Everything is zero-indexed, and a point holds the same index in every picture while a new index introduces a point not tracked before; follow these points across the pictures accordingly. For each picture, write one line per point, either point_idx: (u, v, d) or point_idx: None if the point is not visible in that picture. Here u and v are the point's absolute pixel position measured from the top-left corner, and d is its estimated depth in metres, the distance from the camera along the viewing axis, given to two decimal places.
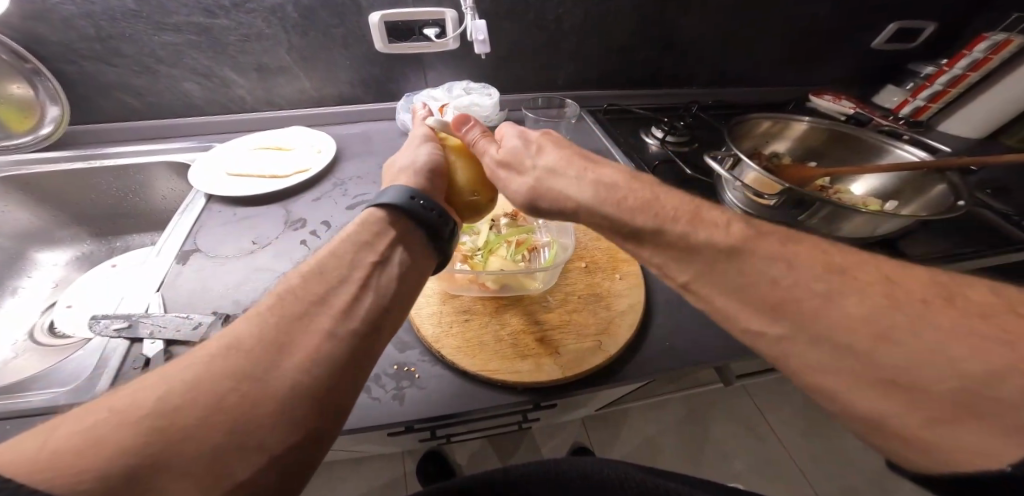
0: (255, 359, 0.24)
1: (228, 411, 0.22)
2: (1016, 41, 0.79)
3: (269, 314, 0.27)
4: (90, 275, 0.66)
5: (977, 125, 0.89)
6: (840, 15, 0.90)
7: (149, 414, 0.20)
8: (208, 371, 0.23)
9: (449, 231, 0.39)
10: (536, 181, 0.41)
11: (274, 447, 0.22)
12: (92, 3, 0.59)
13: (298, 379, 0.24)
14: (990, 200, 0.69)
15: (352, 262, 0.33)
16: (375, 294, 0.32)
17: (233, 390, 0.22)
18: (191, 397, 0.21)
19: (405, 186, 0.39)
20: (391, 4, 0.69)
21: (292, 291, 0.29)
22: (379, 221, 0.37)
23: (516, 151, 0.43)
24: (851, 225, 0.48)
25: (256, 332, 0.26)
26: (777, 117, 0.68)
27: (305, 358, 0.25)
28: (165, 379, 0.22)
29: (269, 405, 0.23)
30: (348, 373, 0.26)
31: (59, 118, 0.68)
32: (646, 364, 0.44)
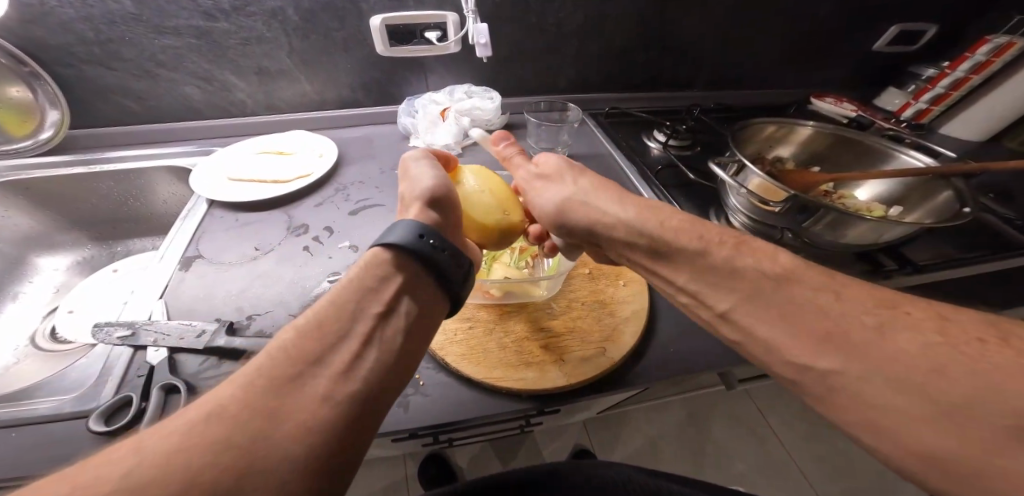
0: (243, 429, 0.23)
1: (209, 490, 0.21)
2: (1019, 44, 0.80)
3: (264, 375, 0.26)
4: (91, 280, 0.66)
5: (978, 127, 0.89)
6: (841, 17, 0.90)
7: (124, 491, 0.20)
8: (192, 441, 0.22)
9: (460, 272, 0.38)
10: (569, 198, 0.44)
11: None
12: (91, 7, 0.59)
13: (287, 453, 0.23)
14: (993, 204, 0.69)
15: (353, 315, 0.32)
16: (377, 351, 0.31)
17: (216, 463, 0.22)
18: (171, 471, 0.21)
19: (414, 223, 0.38)
20: (391, 7, 0.69)
21: (288, 348, 0.29)
22: (383, 265, 0.36)
23: (552, 171, 0.46)
24: (855, 232, 0.48)
25: (246, 397, 0.25)
26: (781, 122, 0.68)
27: (297, 425, 0.24)
28: (147, 449, 0.22)
29: (253, 483, 0.22)
30: (341, 443, 0.25)
31: (59, 122, 0.68)
32: (650, 371, 0.44)
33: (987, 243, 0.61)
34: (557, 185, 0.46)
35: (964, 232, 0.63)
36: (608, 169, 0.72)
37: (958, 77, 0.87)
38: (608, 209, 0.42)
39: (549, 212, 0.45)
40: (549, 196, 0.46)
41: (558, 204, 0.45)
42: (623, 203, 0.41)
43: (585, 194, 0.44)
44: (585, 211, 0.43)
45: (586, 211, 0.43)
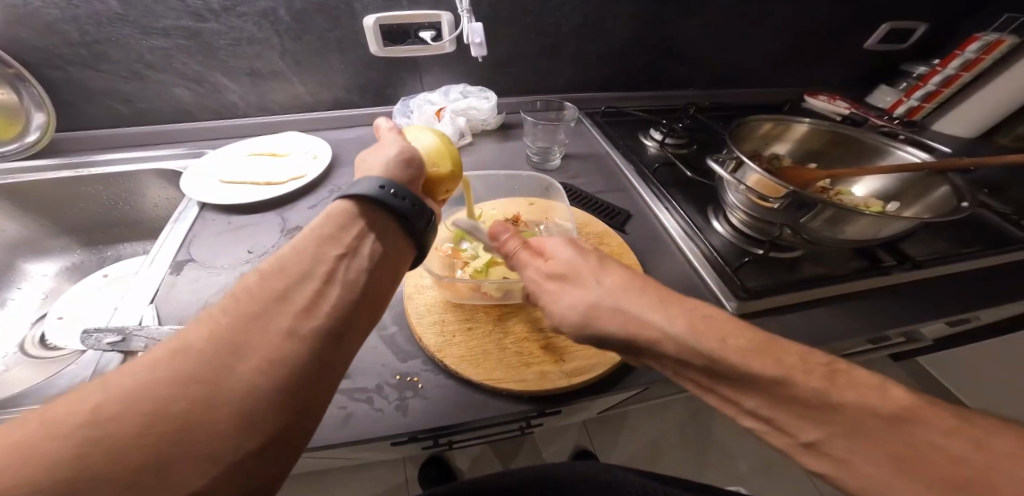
0: (204, 363, 0.23)
1: (173, 419, 0.20)
2: (1008, 41, 0.81)
3: (222, 315, 0.26)
4: (81, 287, 0.64)
5: (970, 125, 0.91)
6: (834, 16, 0.91)
7: (86, 426, 0.19)
8: (153, 376, 0.22)
9: (422, 222, 0.38)
10: (597, 301, 0.35)
11: (229, 455, 0.21)
12: (76, 7, 0.58)
13: (252, 384, 0.23)
14: (990, 200, 0.69)
15: (316, 257, 0.31)
16: (341, 290, 0.30)
17: (178, 394, 0.21)
18: (131, 403, 0.20)
19: (378, 177, 0.37)
20: (385, 7, 0.68)
21: (251, 290, 0.28)
22: (344, 214, 0.34)
23: (574, 262, 0.38)
24: (856, 228, 0.48)
25: (208, 334, 0.24)
26: (777, 120, 0.68)
27: (259, 360, 0.24)
28: (108, 386, 0.21)
29: (221, 411, 0.21)
30: (309, 372, 0.25)
31: (46, 124, 0.67)
32: (651, 372, 0.44)
33: (985, 239, 0.61)
34: (580, 287, 0.36)
35: (961, 229, 0.63)
36: (604, 168, 0.72)
37: (949, 75, 0.88)
38: (649, 321, 0.32)
39: (569, 319, 0.36)
40: (568, 303, 0.36)
41: (580, 315, 0.35)
42: (669, 310, 0.33)
43: (613, 298, 0.34)
44: (620, 321, 0.33)
45: (626, 324, 0.33)
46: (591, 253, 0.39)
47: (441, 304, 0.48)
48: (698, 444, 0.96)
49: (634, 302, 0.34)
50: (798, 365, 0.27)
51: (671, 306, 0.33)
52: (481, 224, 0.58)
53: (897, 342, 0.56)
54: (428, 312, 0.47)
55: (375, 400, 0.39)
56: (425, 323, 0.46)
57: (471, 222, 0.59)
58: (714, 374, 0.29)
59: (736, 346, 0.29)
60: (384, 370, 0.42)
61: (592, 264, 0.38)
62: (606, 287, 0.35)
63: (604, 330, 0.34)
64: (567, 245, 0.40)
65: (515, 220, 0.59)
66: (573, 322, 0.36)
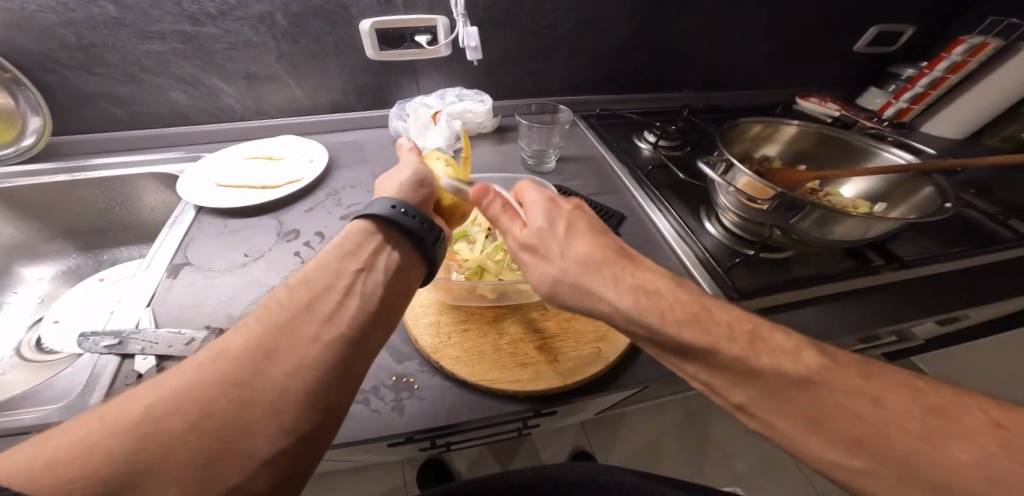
0: (244, 367, 0.24)
1: (217, 417, 0.22)
2: (993, 44, 0.82)
3: (256, 323, 0.27)
4: (77, 290, 0.64)
5: (958, 126, 0.92)
6: (825, 19, 0.92)
7: (140, 423, 0.21)
8: (198, 379, 0.23)
9: (432, 239, 0.38)
10: (562, 273, 0.37)
11: (265, 453, 0.22)
12: (73, 11, 0.58)
13: (287, 386, 0.25)
14: (978, 201, 0.71)
15: (338, 269, 0.33)
16: (363, 300, 0.32)
17: (223, 395, 0.23)
18: (179, 403, 0.22)
19: (389, 198, 0.38)
20: (380, 11, 0.68)
21: (281, 300, 0.30)
22: (362, 232, 0.36)
23: (542, 232, 0.39)
24: (843, 229, 0.49)
25: (245, 340, 0.26)
26: (766, 122, 0.69)
27: (293, 364, 0.26)
28: (158, 388, 0.23)
29: (260, 410, 0.23)
30: (337, 376, 0.27)
31: (42, 128, 0.67)
32: (645, 371, 0.44)
33: (973, 238, 0.62)
34: (546, 261, 0.38)
35: (948, 228, 0.64)
36: (598, 171, 0.73)
37: (936, 77, 0.90)
38: (603, 294, 0.35)
39: (542, 289, 0.38)
40: (540, 274, 0.38)
41: (547, 286, 0.38)
42: (621, 282, 0.35)
43: (578, 273, 0.36)
44: (579, 295, 0.36)
45: (588, 299, 0.36)
46: (558, 224, 0.39)
47: (436, 305, 0.49)
48: (697, 444, 0.97)
49: (598, 274, 0.36)
50: (736, 339, 0.30)
51: (626, 277, 0.35)
52: (477, 227, 0.58)
53: (892, 341, 0.57)
54: (424, 313, 0.47)
55: (372, 401, 0.40)
56: (420, 324, 0.46)
57: (467, 224, 0.59)
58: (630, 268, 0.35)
59: (678, 318, 0.32)
60: (381, 371, 0.42)
61: (560, 233, 0.39)
62: (571, 261, 0.37)
63: (567, 302, 0.38)
64: (539, 213, 0.40)
65: None
66: (542, 293, 0.38)
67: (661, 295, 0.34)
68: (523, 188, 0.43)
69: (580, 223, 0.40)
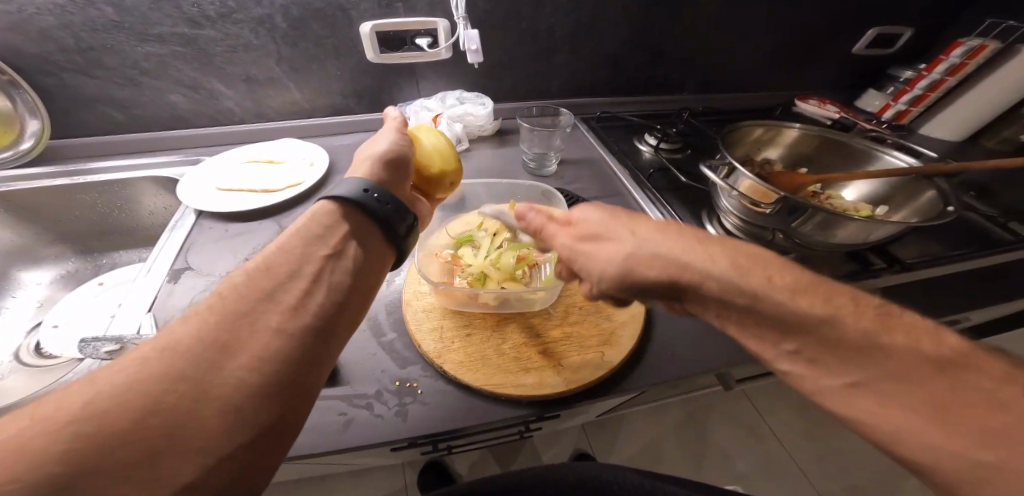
0: (195, 360, 0.23)
1: (166, 414, 0.21)
2: (992, 46, 0.83)
3: (209, 314, 0.26)
4: (76, 295, 0.64)
5: (956, 128, 0.93)
6: (823, 22, 0.92)
7: (77, 420, 0.19)
8: (144, 373, 0.22)
9: (404, 227, 0.37)
10: (634, 247, 0.34)
11: (222, 446, 0.21)
12: (71, 14, 0.58)
13: (244, 379, 0.23)
14: (977, 203, 0.71)
15: (303, 257, 0.32)
16: (328, 290, 0.31)
17: (171, 390, 0.21)
18: (122, 399, 0.20)
19: (361, 179, 0.37)
20: (381, 14, 0.68)
21: (237, 289, 0.28)
22: (329, 215, 0.35)
23: (602, 221, 0.38)
24: (845, 231, 0.49)
25: (197, 333, 0.24)
26: (768, 124, 0.69)
27: (250, 358, 0.24)
28: (96, 383, 0.21)
29: (215, 405, 0.22)
30: (299, 370, 0.26)
31: (40, 131, 0.67)
32: (648, 375, 0.44)
33: (972, 241, 0.63)
34: (610, 243, 0.36)
35: (953, 232, 0.64)
36: (599, 174, 0.73)
37: (935, 79, 0.91)
38: (696, 269, 0.31)
39: (609, 272, 0.35)
40: (606, 257, 0.35)
41: (620, 267, 0.34)
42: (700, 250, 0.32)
43: (652, 245, 0.34)
44: (659, 266, 0.33)
45: (660, 271, 0.33)
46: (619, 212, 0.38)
47: (438, 310, 0.49)
48: (698, 446, 0.97)
49: (669, 246, 0.33)
50: (857, 311, 0.27)
51: (716, 254, 0.32)
52: (483, 231, 0.58)
53: None
54: (426, 318, 0.47)
55: (375, 406, 0.39)
56: (423, 329, 0.46)
57: (473, 229, 0.59)
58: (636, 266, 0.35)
59: (791, 286, 0.29)
60: (384, 376, 0.42)
61: (622, 219, 0.37)
62: (641, 237, 0.35)
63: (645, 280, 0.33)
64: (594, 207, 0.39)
65: None
66: (611, 275, 0.35)
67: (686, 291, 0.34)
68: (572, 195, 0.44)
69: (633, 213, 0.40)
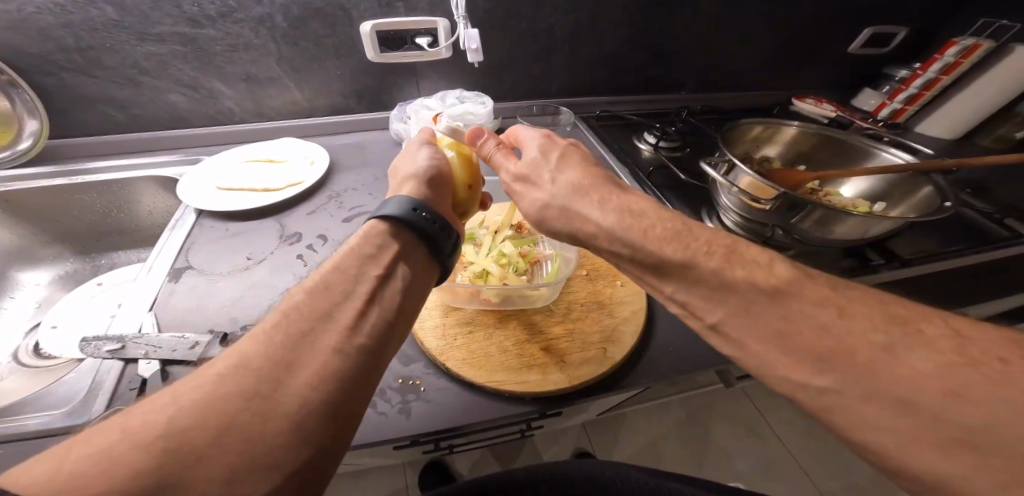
0: (263, 379, 0.24)
1: (239, 431, 0.21)
2: (985, 45, 0.84)
3: (275, 332, 0.26)
4: (74, 295, 0.64)
5: (951, 127, 0.94)
6: (820, 22, 0.93)
7: (162, 436, 0.20)
8: (220, 392, 0.22)
9: (449, 244, 0.38)
10: (552, 198, 0.41)
11: (288, 465, 0.22)
12: (71, 13, 0.57)
13: (308, 398, 0.24)
14: (973, 200, 0.72)
15: (357, 276, 0.32)
16: (381, 309, 0.31)
17: (243, 409, 0.22)
18: (202, 416, 0.21)
19: (408, 198, 0.37)
20: (381, 13, 0.68)
21: (299, 307, 0.28)
22: (378, 233, 0.35)
23: (535, 164, 0.43)
24: (845, 227, 0.49)
25: (264, 352, 0.25)
26: (767, 123, 0.70)
27: (313, 376, 0.25)
28: (178, 399, 0.22)
29: (282, 423, 0.22)
30: (356, 390, 0.26)
31: (39, 131, 0.66)
32: (649, 372, 0.44)
33: (969, 237, 0.63)
34: (537, 188, 0.42)
35: (948, 226, 0.65)
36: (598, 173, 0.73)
37: (930, 78, 0.92)
38: (589, 215, 0.38)
39: (532, 214, 0.42)
40: (531, 201, 0.42)
41: (538, 212, 0.42)
42: (606, 203, 0.38)
43: (566, 199, 0.40)
44: (566, 216, 0.40)
45: (573, 220, 0.40)
46: (551, 154, 0.43)
47: (440, 308, 0.49)
48: (698, 445, 0.97)
49: (583, 199, 0.39)
50: (713, 253, 0.32)
51: (611, 200, 0.38)
52: (483, 229, 0.59)
53: None
54: (429, 316, 0.47)
55: (378, 404, 0.39)
56: (425, 326, 0.46)
57: (474, 227, 0.59)
58: (639, 257, 0.35)
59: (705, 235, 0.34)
60: (386, 373, 0.42)
61: (551, 162, 0.42)
62: (561, 186, 0.41)
63: (556, 226, 0.41)
64: (533, 148, 0.44)
65: (518, 227, 0.60)
66: (533, 219, 0.43)
67: (671, 297, 0.35)
68: (519, 127, 0.49)
69: (570, 152, 0.44)
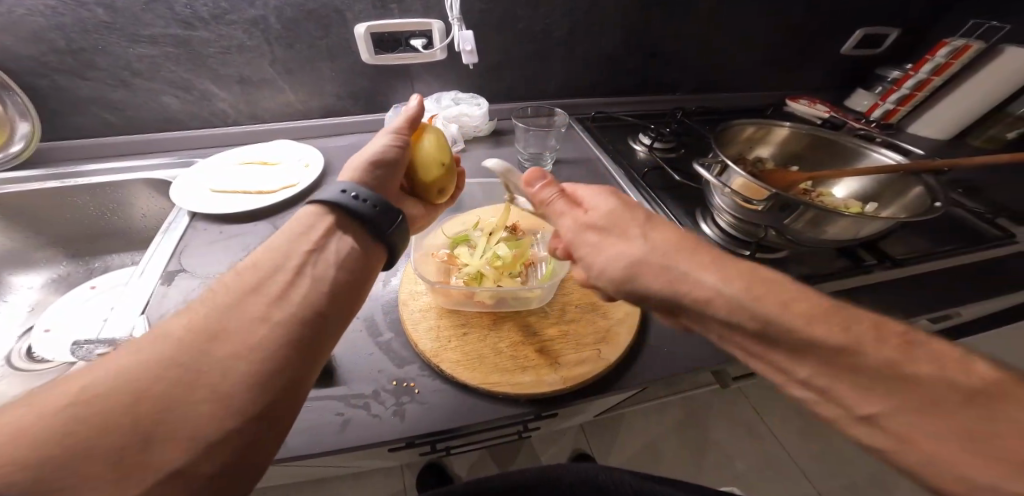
0: (183, 350, 0.25)
1: (153, 400, 0.22)
2: (976, 46, 0.85)
3: (200, 307, 0.28)
4: (67, 299, 0.63)
5: (943, 127, 0.95)
6: (813, 23, 0.94)
7: (73, 405, 0.21)
8: (138, 363, 0.24)
9: (390, 222, 0.38)
10: (647, 253, 0.35)
11: (207, 431, 0.22)
12: (61, 15, 0.57)
13: (230, 365, 0.25)
14: (964, 200, 0.73)
15: (287, 253, 0.33)
16: (313, 280, 0.32)
17: (160, 378, 0.23)
18: (117, 387, 0.22)
19: (342, 181, 0.38)
20: (375, 15, 0.68)
21: (227, 284, 0.30)
22: (314, 214, 0.37)
23: (614, 214, 0.38)
24: (837, 227, 0.50)
25: (188, 323, 0.26)
26: (759, 123, 0.70)
27: (237, 345, 0.26)
28: (94, 372, 0.23)
29: (202, 390, 0.23)
30: (287, 355, 0.27)
31: (30, 134, 0.66)
32: (644, 373, 0.45)
33: (959, 236, 0.64)
34: (623, 240, 0.36)
35: (940, 226, 0.66)
36: (594, 173, 0.73)
37: (922, 79, 0.92)
38: (702, 276, 0.32)
39: (613, 271, 0.36)
40: (613, 255, 0.36)
41: (624, 268, 0.35)
42: (714, 264, 0.33)
43: (666, 254, 0.34)
44: (665, 276, 0.34)
45: (677, 282, 0.33)
46: (631, 207, 0.39)
47: (435, 310, 0.49)
48: (696, 445, 0.97)
49: (683, 257, 0.34)
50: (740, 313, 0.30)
51: (724, 261, 0.33)
52: (478, 231, 0.59)
53: None
54: (424, 318, 0.47)
55: (373, 406, 0.39)
56: (420, 328, 0.46)
57: (468, 229, 0.59)
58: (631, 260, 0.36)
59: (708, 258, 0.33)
60: (381, 376, 0.42)
61: (637, 218, 0.38)
62: (653, 241, 0.36)
63: (649, 287, 0.35)
64: (605, 197, 0.40)
65: (513, 228, 0.59)
66: (613, 275, 0.36)
67: (662, 302, 0.35)
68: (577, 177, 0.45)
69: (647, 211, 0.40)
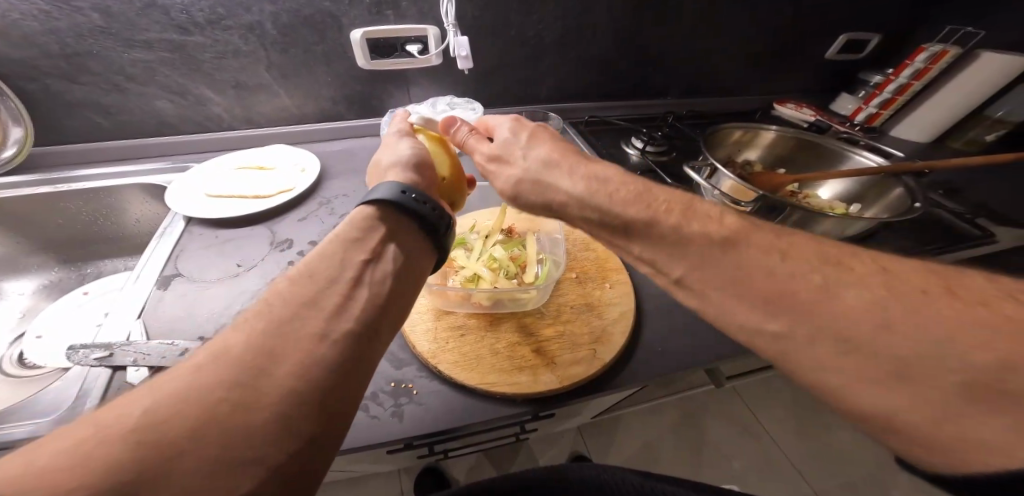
0: (244, 367, 0.24)
1: (217, 422, 0.21)
2: (952, 52, 0.88)
3: (258, 321, 0.27)
4: (58, 305, 0.63)
5: (924, 130, 0.97)
6: (799, 29, 0.96)
7: (138, 429, 0.20)
8: (199, 382, 0.23)
9: (444, 224, 0.39)
10: (524, 173, 0.42)
11: (271, 457, 0.22)
12: (56, 19, 0.57)
13: (290, 385, 0.24)
14: (945, 200, 0.75)
15: (342, 262, 0.32)
16: (367, 293, 0.31)
17: (223, 400, 0.22)
18: (181, 409, 0.21)
19: (396, 183, 0.38)
20: (371, 21, 0.69)
21: (282, 296, 0.29)
22: (365, 220, 0.36)
23: (506, 144, 0.44)
24: (822, 228, 0.52)
25: (246, 341, 0.25)
26: (746, 127, 0.72)
27: (296, 364, 0.25)
28: (156, 393, 0.22)
29: (263, 412, 0.22)
30: (343, 374, 0.26)
31: (23, 138, 0.65)
32: (639, 372, 0.45)
33: (941, 236, 0.66)
34: (509, 166, 0.43)
35: (923, 227, 0.68)
36: None
37: (903, 83, 0.95)
38: (560, 185, 0.39)
39: (507, 192, 0.43)
40: (504, 179, 0.43)
41: (511, 189, 0.43)
42: (576, 173, 0.39)
43: (536, 172, 0.41)
44: (540, 192, 0.40)
45: (546, 191, 0.40)
46: (522, 134, 0.44)
47: (432, 312, 0.49)
48: (692, 445, 0.98)
49: (562, 174, 0.40)
50: None
51: (580, 169, 0.39)
52: (474, 234, 0.59)
53: None
54: (421, 320, 0.48)
55: (371, 407, 0.40)
56: (417, 330, 0.46)
57: (465, 232, 0.60)
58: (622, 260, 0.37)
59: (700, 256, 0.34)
60: (379, 377, 0.43)
61: (522, 142, 0.43)
62: (532, 161, 0.41)
63: (531, 200, 0.42)
64: (504, 129, 0.45)
65: (509, 231, 0.60)
66: (508, 195, 0.43)
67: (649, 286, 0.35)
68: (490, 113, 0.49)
69: (540, 132, 0.44)
